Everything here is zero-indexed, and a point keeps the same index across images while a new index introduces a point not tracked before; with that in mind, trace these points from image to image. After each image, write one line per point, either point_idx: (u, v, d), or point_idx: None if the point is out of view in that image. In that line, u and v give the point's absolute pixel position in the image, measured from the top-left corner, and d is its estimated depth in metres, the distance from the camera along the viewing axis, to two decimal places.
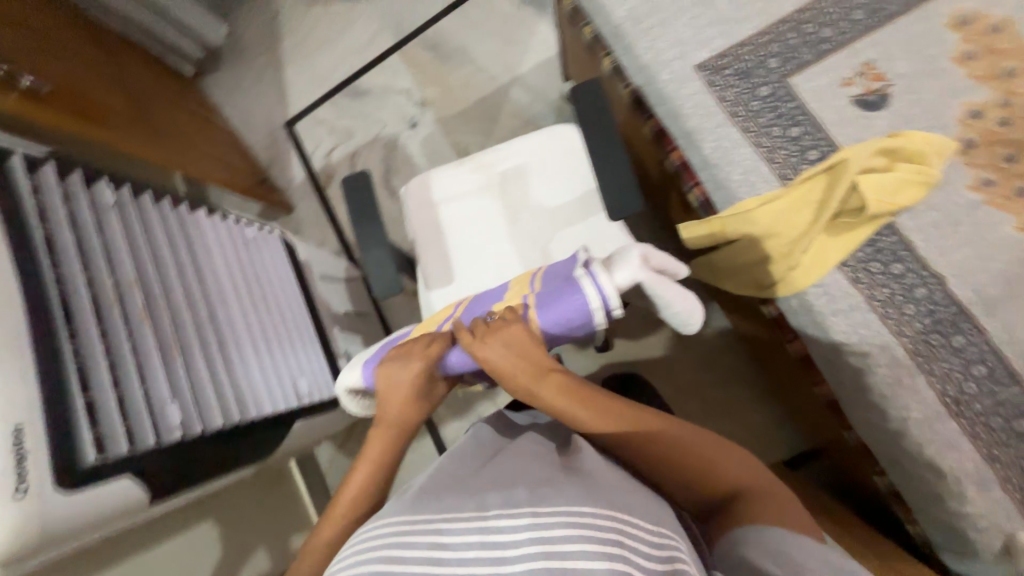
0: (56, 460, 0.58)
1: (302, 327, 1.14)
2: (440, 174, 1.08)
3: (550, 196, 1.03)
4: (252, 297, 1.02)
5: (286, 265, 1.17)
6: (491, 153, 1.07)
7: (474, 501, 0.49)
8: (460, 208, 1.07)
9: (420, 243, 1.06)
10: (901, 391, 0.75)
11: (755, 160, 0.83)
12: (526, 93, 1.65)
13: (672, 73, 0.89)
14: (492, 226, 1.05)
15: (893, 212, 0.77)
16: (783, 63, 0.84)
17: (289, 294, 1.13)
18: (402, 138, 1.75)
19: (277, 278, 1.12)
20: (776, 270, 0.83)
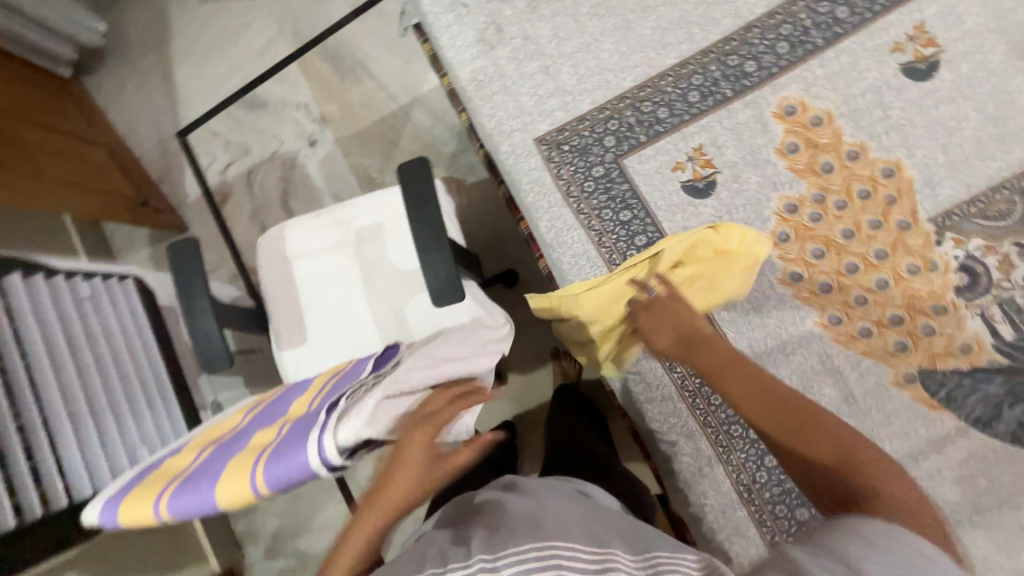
0: None
1: (159, 386, 1.05)
2: (292, 229, 1.03)
3: (404, 254, 0.99)
4: (86, 363, 0.93)
5: (141, 317, 1.06)
6: (347, 208, 1.02)
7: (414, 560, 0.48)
8: (315, 265, 1.02)
9: (274, 301, 1.02)
10: (701, 478, 0.78)
11: (586, 243, 0.83)
12: (428, 116, 1.58)
13: (512, 145, 0.86)
14: (347, 286, 1.01)
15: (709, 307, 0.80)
16: (619, 142, 0.83)
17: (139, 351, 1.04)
18: (301, 157, 1.66)
19: (128, 336, 1.02)
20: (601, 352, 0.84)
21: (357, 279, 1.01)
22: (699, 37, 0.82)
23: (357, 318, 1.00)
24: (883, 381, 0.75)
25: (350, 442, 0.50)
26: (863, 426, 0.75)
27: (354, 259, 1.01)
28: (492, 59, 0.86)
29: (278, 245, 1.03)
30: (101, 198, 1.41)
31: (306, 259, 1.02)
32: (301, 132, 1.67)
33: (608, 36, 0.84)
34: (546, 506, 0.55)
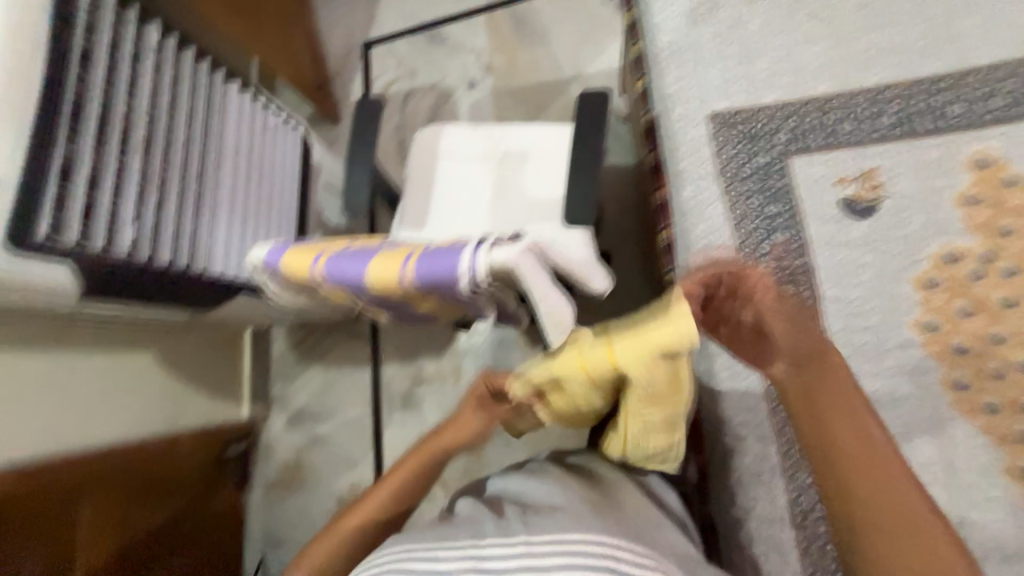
0: (12, 222, 0.66)
1: (287, 221, 1.20)
2: (452, 132, 1.14)
3: (539, 185, 1.05)
4: (249, 174, 1.08)
5: (294, 164, 1.24)
6: (505, 128, 1.10)
7: (466, 536, 0.55)
8: (457, 169, 1.11)
9: (410, 185, 1.12)
10: (758, 484, 0.75)
11: (722, 221, 0.84)
12: (583, 94, 1.67)
13: (685, 113, 0.90)
14: (478, 196, 1.09)
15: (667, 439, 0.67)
16: (790, 141, 0.84)
17: (286, 185, 1.19)
18: (457, 94, 1.80)
19: (281, 169, 1.19)
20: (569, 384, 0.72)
21: (490, 193, 1.09)
22: (909, 70, 0.82)
23: (475, 226, 1.08)
24: (995, 464, 0.69)
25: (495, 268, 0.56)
26: (956, 502, 0.69)
27: (494, 175, 1.09)
28: (696, 34, 0.92)
29: (433, 141, 1.14)
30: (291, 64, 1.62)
31: (453, 160, 1.12)
32: (466, 74, 1.81)
33: (815, 44, 0.86)
34: (581, 502, 0.60)
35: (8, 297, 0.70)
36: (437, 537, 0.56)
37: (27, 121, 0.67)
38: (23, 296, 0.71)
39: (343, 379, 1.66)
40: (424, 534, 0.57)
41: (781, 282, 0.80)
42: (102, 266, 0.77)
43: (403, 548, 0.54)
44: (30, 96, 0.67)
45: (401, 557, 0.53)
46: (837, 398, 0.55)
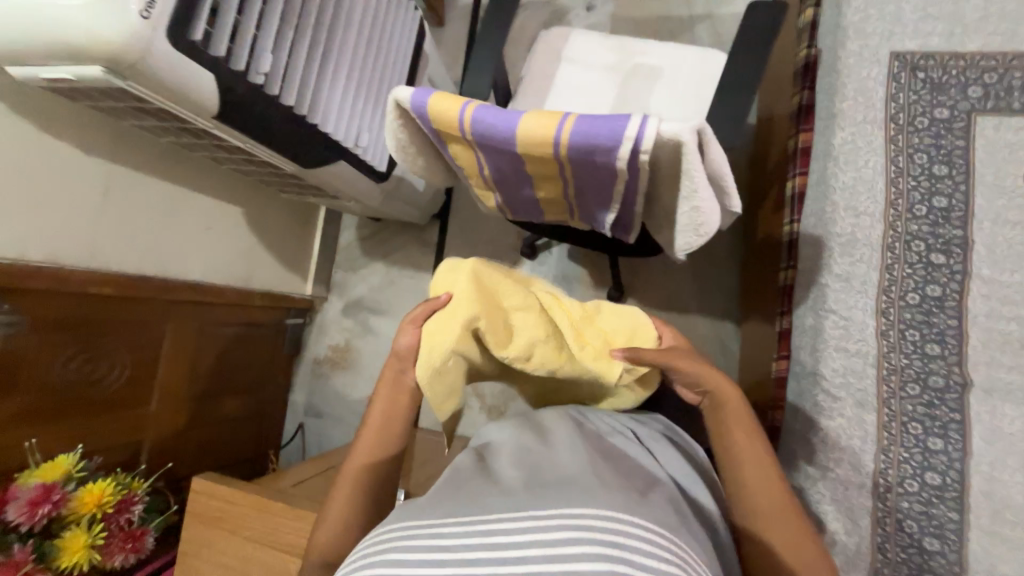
0: (176, 16, 0.66)
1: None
2: (580, 39, 1.07)
3: (665, 107, 0.98)
4: (370, 43, 1.05)
5: (409, 45, 1.20)
6: (642, 44, 1.03)
7: (470, 505, 0.48)
8: (579, 77, 1.05)
9: (526, 85, 1.08)
10: (844, 447, 0.72)
11: (877, 173, 0.76)
12: (710, 36, 1.53)
13: (862, 47, 0.80)
14: (596, 109, 1.03)
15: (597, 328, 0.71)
16: (982, 97, 0.73)
17: (398, 64, 1.17)
18: (573, 14, 1.68)
19: (398, 47, 1.16)
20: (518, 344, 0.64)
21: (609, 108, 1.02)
22: None
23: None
24: None
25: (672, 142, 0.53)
26: None
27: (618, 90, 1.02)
28: None
29: (558, 44, 1.07)
30: None
31: (576, 68, 1.06)
32: None
33: None
34: (591, 471, 0.53)
35: (155, 94, 0.72)
36: (441, 507, 0.49)
37: None
38: (168, 99, 0.73)
39: (403, 282, 1.70)
40: (429, 505, 0.50)
41: (926, 251, 0.73)
42: (238, 90, 0.78)
43: (406, 525, 0.48)
44: None
45: (403, 530, 0.47)
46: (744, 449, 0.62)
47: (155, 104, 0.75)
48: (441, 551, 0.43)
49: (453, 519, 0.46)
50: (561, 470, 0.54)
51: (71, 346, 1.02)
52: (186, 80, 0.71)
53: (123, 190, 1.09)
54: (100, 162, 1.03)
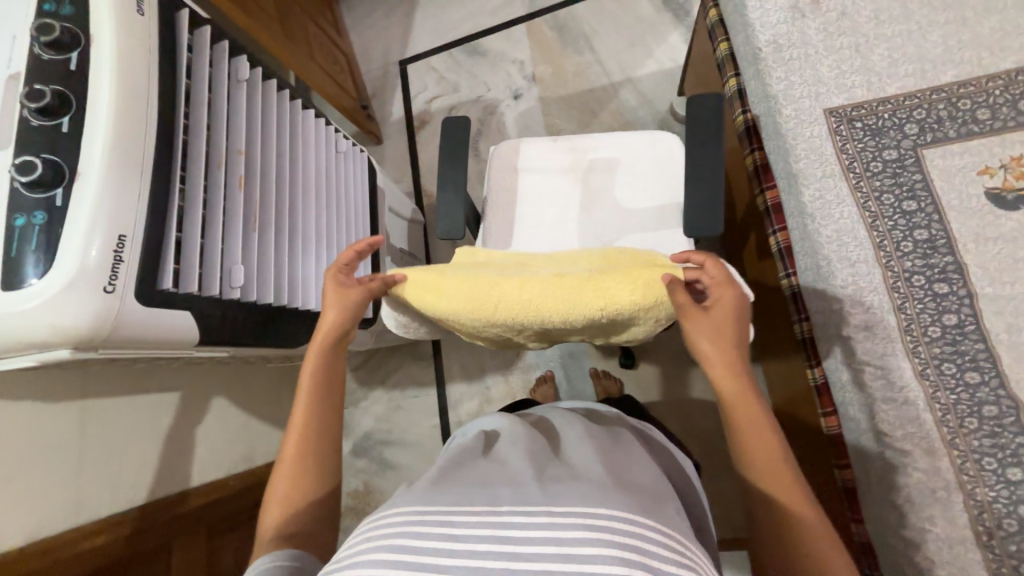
0: (142, 273, 0.63)
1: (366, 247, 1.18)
2: (531, 148, 1.09)
3: (631, 196, 1.03)
4: (330, 203, 1.05)
5: (364, 186, 1.21)
6: (587, 138, 1.07)
7: (486, 495, 0.49)
8: (542, 186, 1.08)
9: (492, 204, 1.09)
10: (931, 502, 0.70)
11: (854, 221, 0.79)
12: (635, 97, 1.64)
13: (797, 110, 0.85)
14: (566, 212, 1.06)
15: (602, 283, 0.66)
16: (921, 131, 0.79)
17: (358, 209, 1.16)
18: (502, 106, 1.76)
19: (354, 193, 1.16)
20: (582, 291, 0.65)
21: (579, 209, 1.05)
22: None
23: (565, 245, 1.04)
24: None
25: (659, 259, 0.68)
26: None
27: (581, 191, 1.06)
28: (800, 28, 0.88)
29: (512, 158, 1.10)
30: (330, 82, 1.53)
31: (535, 177, 1.08)
32: (510, 84, 1.77)
33: (935, 29, 0.82)
34: (603, 469, 0.55)
35: (130, 350, 0.67)
36: (457, 495, 0.50)
37: (149, 167, 0.63)
38: (145, 348, 0.68)
39: (409, 404, 1.62)
40: (445, 494, 0.50)
41: (928, 283, 0.75)
42: (215, 312, 0.75)
43: (413, 511, 0.48)
44: (149, 141, 0.64)
45: (415, 516, 0.47)
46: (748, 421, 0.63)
47: (130, 355, 0.70)
48: (454, 541, 0.44)
49: (466, 510, 0.47)
50: (575, 466, 0.57)
51: None
52: (163, 327, 0.66)
53: (100, 423, 0.99)
54: (70, 404, 0.94)
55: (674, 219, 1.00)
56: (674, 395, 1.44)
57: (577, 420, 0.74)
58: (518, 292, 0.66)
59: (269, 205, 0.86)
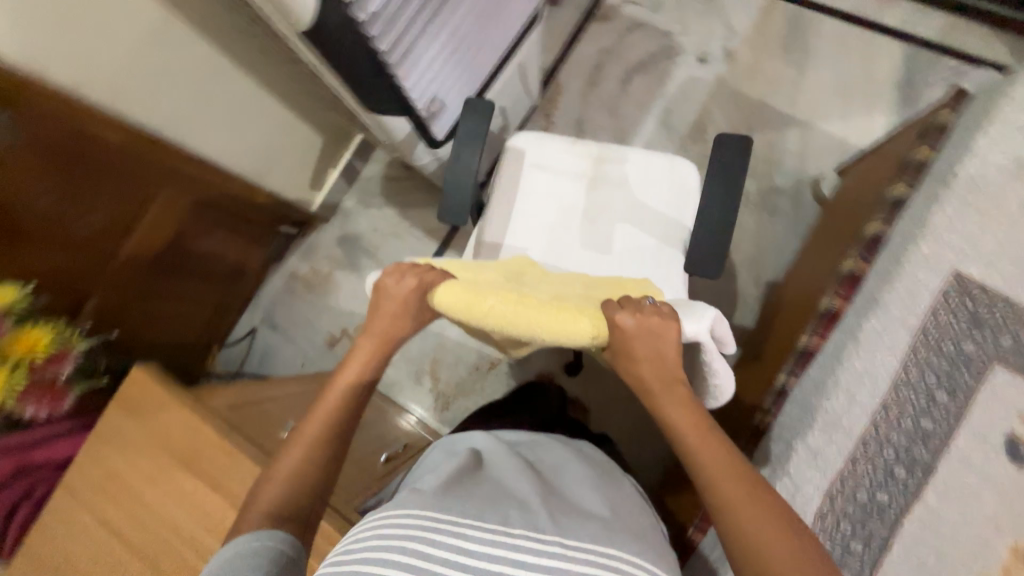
0: None
1: (477, 79, 1.13)
2: (538, 152, 1.05)
3: (638, 212, 1.01)
4: (482, 12, 1.00)
5: (516, 25, 1.15)
6: (608, 149, 1.04)
7: (496, 517, 0.56)
8: (546, 184, 1.05)
9: (496, 200, 1.05)
10: None
11: (887, 371, 0.79)
12: (798, 142, 1.51)
13: (932, 251, 0.82)
14: (569, 218, 1.03)
15: (589, 319, 0.64)
16: (1009, 351, 0.77)
17: (498, 40, 1.11)
18: (682, 57, 1.62)
19: (505, 23, 1.10)
20: (570, 327, 0.64)
21: (574, 220, 1.03)
22: None
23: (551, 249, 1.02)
24: None
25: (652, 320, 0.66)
26: None
27: (582, 198, 1.04)
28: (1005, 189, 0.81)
29: (517, 150, 1.05)
30: None
31: (539, 178, 1.05)
32: (704, 43, 1.61)
33: None
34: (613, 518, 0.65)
35: None
36: (459, 507, 0.56)
37: None
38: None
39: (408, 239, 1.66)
40: (450, 502, 0.57)
41: (892, 461, 0.77)
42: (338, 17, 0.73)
43: (419, 516, 0.54)
44: None
45: (426, 522, 0.53)
46: (707, 456, 0.61)
47: None
48: (462, 555, 0.51)
49: (474, 526, 0.54)
50: (574, 505, 0.66)
51: (44, 162, 0.93)
52: None
53: (171, 41, 1.00)
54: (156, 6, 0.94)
55: (676, 242, 0.99)
56: (613, 399, 1.49)
57: (574, 463, 0.81)
58: (507, 313, 0.64)
59: None
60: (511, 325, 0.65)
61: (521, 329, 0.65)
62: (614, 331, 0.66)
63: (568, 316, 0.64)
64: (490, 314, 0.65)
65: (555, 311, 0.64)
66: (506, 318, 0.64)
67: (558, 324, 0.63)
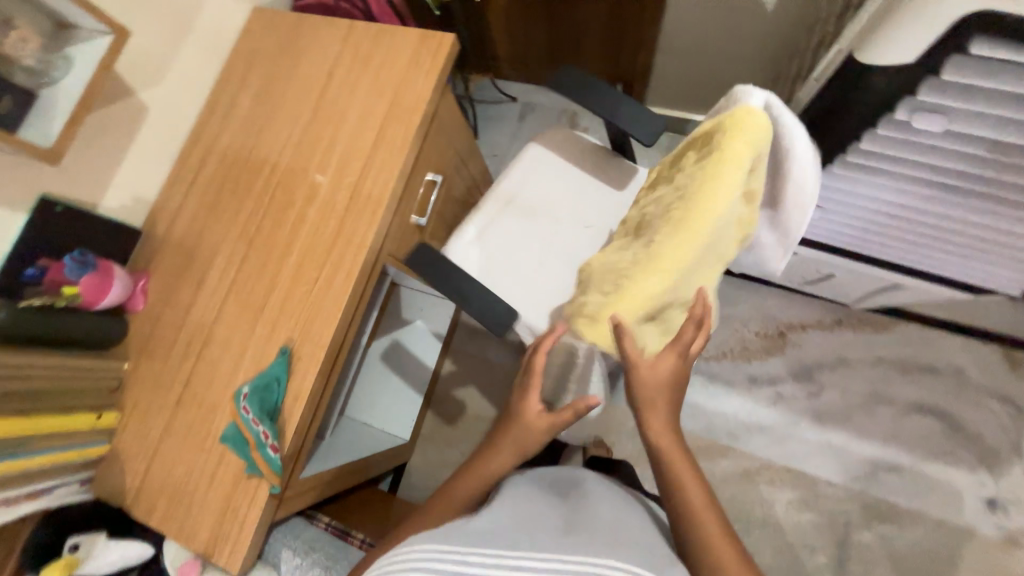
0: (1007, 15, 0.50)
1: (851, 242, 0.98)
2: (468, 247, 1.04)
3: (550, 175, 1.07)
4: (942, 232, 0.85)
5: (939, 267, 0.97)
6: (497, 184, 1.08)
7: (507, 541, 0.55)
8: (506, 239, 1.05)
9: (496, 282, 1.02)
10: None
11: None
12: None
13: None
14: (540, 233, 1.04)
15: (721, 172, 0.52)
16: None
17: (911, 254, 0.95)
18: (991, 476, 1.22)
19: (936, 258, 0.94)
20: (722, 181, 0.52)
21: (554, 259, 1.03)
22: None
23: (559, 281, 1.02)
24: None
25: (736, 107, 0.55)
26: None
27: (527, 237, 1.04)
28: None
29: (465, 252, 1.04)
30: None
31: (495, 242, 1.04)
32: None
33: None
34: (625, 532, 0.64)
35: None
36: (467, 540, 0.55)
37: None
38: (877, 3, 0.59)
39: None
40: (464, 534, 0.57)
41: None
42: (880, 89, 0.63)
43: (421, 547, 0.55)
44: None
45: (439, 547, 0.53)
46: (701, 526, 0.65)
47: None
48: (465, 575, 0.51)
49: (485, 548, 0.54)
50: (580, 517, 0.66)
51: None
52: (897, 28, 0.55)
53: None
54: None
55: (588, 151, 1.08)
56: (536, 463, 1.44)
57: (600, 483, 0.81)
58: (689, 244, 0.53)
59: (994, 172, 0.70)
60: (715, 214, 0.52)
61: (721, 204, 0.52)
62: (738, 139, 0.52)
63: (712, 195, 0.52)
64: (682, 256, 0.54)
65: (702, 200, 0.53)
66: (683, 235, 0.53)
67: (711, 194, 0.52)
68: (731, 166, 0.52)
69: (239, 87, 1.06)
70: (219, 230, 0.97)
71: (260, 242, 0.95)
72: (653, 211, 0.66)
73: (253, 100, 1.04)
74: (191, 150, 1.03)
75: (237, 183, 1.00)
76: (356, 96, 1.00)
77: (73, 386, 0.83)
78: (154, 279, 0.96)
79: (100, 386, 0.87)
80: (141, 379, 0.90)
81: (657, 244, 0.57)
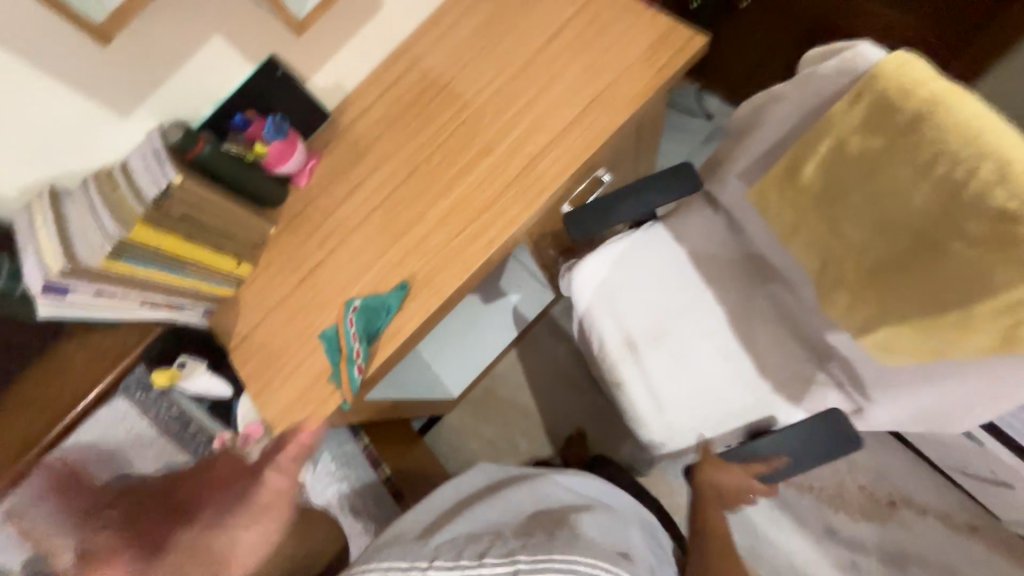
0: None
1: None
2: (649, 409, 1.05)
3: (632, 304, 1.07)
4: None
5: None
6: (615, 351, 1.07)
7: (467, 553, 0.73)
8: (668, 367, 1.06)
9: (693, 402, 1.04)
10: None
11: None
12: None
13: None
14: (679, 344, 1.06)
15: (953, 109, 0.62)
16: None
17: None
18: None
19: None
20: (953, 107, 0.62)
21: (720, 343, 1.06)
22: None
23: (739, 363, 1.05)
24: None
25: (874, 73, 0.66)
26: None
27: (689, 353, 1.06)
28: None
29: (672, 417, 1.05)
30: None
31: (662, 375, 1.06)
32: None
33: None
34: (600, 533, 0.80)
35: None
36: (424, 553, 0.74)
37: None
38: None
39: None
40: (427, 548, 0.75)
41: None
42: None
43: (386, 560, 0.73)
44: None
45: (406, 560, 0.72)
46: None
47: None
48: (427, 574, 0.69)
49: (447, 559, 0.72)
50: (557, 518, 0.82)
51: None
52: None
53: None
54: None
55: (638, 255, 1.08)
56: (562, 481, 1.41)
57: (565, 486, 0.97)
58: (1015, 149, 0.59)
59: None
60: (988, 123, 0.60)
61: (977, 111, 0.61)
62: (919, 68, 0.64)
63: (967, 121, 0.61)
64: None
65: (968, 126, 0.61)
66: (1012, 164, 0.59)
67: (967, 121, 0.61)
68: (955, 89, 0.62)
69: (465, 13, 1.03)
70: (394, 145, 0.99)
71: (423, 172, 0.95)
72: (898, 211, 0.71)
73: (473, 31, 1.02)
74: (397, 60, 1.04)
75: (426, 107, 1.00)
76: (573, 66, 0.93)
77: (229, 231, 0.90)
78: (321, 163, 1.01)
79: (248, 239, 0.94)
80: (280, 246, 0.98)
81: (991, 196, 0.61)
